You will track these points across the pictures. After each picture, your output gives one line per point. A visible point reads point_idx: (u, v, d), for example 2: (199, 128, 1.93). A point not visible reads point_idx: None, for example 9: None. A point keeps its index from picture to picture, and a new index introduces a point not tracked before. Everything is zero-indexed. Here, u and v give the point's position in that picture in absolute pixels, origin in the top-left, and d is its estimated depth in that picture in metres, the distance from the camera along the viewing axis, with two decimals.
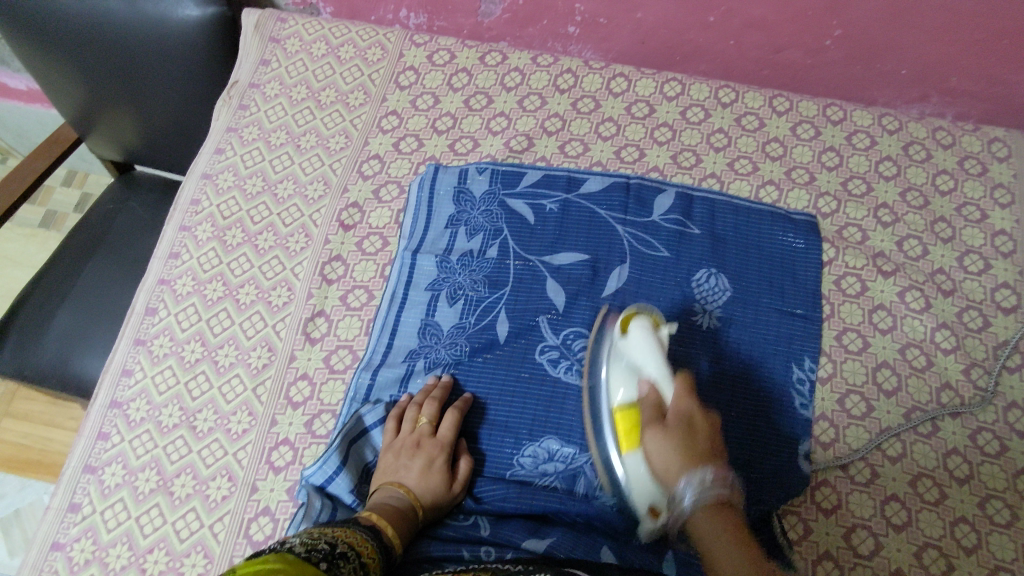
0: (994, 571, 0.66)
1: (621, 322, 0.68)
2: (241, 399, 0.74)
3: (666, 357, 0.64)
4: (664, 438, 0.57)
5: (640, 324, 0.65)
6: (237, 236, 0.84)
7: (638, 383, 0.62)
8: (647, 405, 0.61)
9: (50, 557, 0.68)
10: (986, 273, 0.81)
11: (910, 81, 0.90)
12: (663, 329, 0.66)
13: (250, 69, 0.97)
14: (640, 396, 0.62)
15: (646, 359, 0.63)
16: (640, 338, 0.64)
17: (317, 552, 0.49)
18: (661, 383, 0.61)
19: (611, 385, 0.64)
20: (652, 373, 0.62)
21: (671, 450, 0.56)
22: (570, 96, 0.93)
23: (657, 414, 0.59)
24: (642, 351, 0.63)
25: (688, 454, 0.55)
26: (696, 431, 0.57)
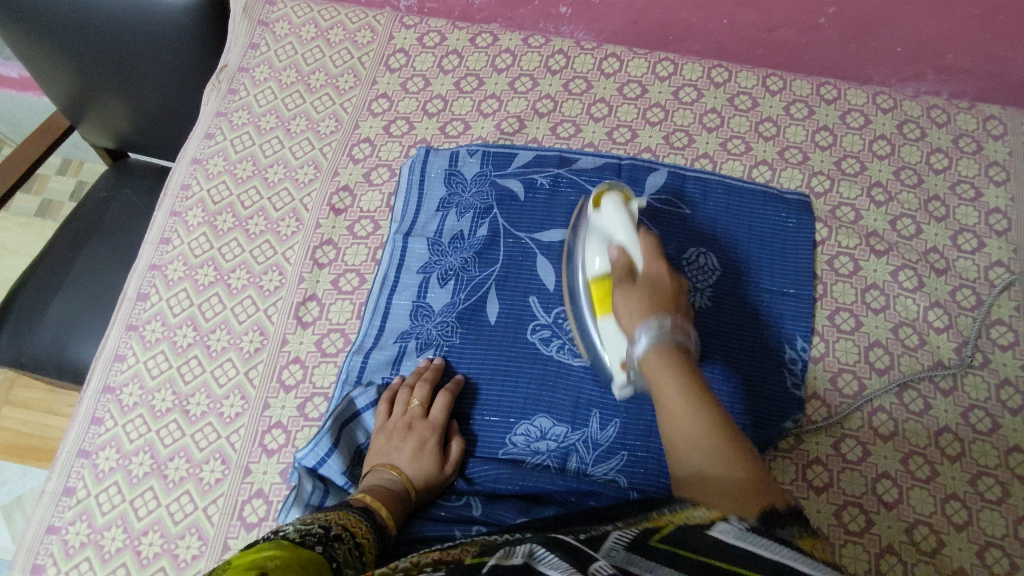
0: (985, 548, 0.66)
1: (593, 199, 0.70)
2: (234, 383, 0.74)
3: (636, 231, 0.66)
4: (632, 295, 0.61)
5: (612, 199, 0.68)
6: (228, 221, 0.84)
7: (610, 251, 0.66)
8: (618, 268, 0.65)
9: (46, 540, 0.68)
10: (979, 251, 0.81)
11: (905, 59, 0.89)
12: (635, 202, 0.68)
13: (239, 53, 0.96)
14: (612, 261, 0.65)
15: (616, 229, 0.66)
16: (612, 212, 0.67)
17: (311, 535, 0.50)
18: (629, 248, 0.65)
19: (589, 257, 0.68)
20: (622, 241, 0.66)
21: (638, 305, 0.60)
22: (561, 77, 0.93)
23: (628, 274, 0.64)
24: (614, 222, 0.67)
25: (653, 305, 0.59)
26: (661, 289, 0.61)
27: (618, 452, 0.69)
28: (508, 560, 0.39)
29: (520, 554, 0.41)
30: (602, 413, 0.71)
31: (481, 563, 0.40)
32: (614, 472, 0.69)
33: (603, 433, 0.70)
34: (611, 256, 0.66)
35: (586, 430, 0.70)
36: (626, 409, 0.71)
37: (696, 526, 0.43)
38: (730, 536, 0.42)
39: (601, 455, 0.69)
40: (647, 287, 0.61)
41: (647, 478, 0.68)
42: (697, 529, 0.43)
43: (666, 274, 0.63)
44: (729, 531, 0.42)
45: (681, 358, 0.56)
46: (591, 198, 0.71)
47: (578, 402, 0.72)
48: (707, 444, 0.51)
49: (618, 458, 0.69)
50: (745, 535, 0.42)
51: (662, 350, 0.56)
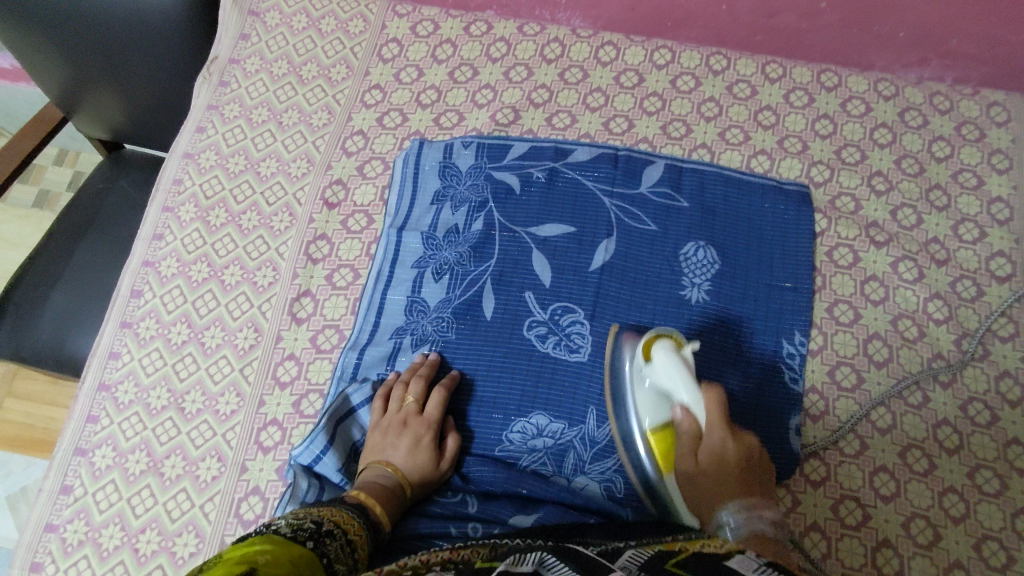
0: (982, 540, 0.66)
1: (643, 345, 0.68)
2: (229, 380, 0.74)
3: (698, 387, 0.64)
4: (694, 467, 0.62)
5: (664, 345, 0.65)
6: (221, 216, 0.84)
7: (671, 409, 0.65)
8: (685, 434, 0.64)
9: (44, 538, 0.69)
10: (981, 242, 0.80)
11: (908, 45, 0.88)
12: (687, 347, 0.66)
13: (230, 44, 0.95)
14: (676, 421, 0.65)
15: (676, 385, 0.64)
16: (666, 362, 0.65)
17: (303, 530, 0.50)
18: (694, 409, 0.64)
19: (641, 412, 0.66)
20: (685, 401, 0.64)
21: (709, 487, 0.60)
22: (557, 66, 0.91)
23: (694, 446, 0.63)
24: (670, 376, 0.64)
25: (722, 485, 0.60)
26: (728, 467, 0.60)
27: (615, 448, 0.69)
28: (516, 568, 0.41)
29: (529, 561, 0.42)
30: (599, 409, 0.71)
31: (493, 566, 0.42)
32: (610, 469, 0.68)
33: (600, 429, 0.70)
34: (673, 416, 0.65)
35: (582, 426, 0.70)
36: None
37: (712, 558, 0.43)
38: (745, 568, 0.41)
39: (598, 451, 0.69)
40: (710, 461, 0.61)
41: None
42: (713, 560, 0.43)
43: (730, 443, 0.61)
44: (742, 563, 0.42)
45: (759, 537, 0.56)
46: (641, 344, 0.68)
47: (574, 398, 0.71)
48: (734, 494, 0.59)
49: (614, 455, 0.69)
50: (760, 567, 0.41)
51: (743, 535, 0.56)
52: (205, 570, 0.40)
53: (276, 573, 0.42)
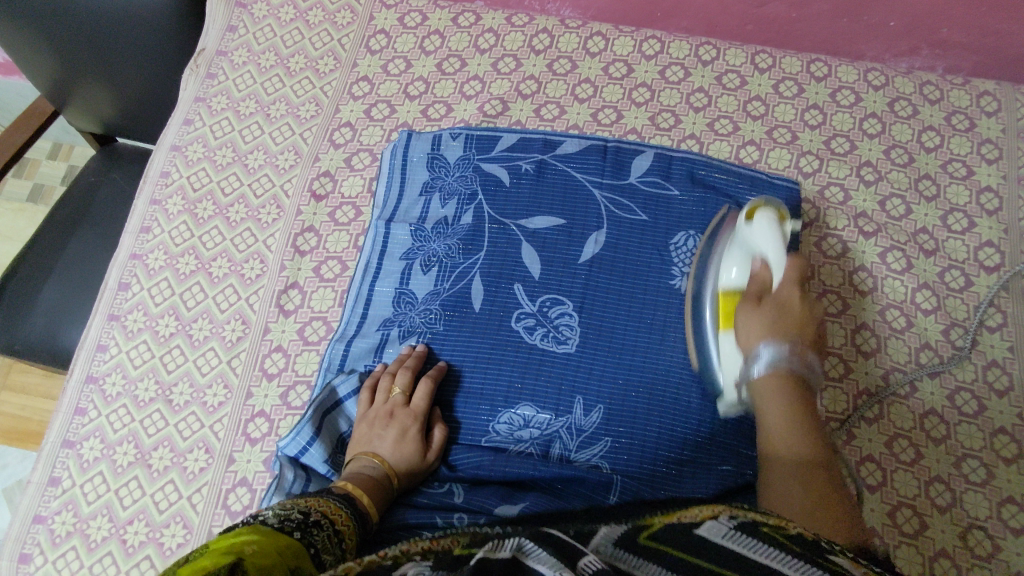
0: (967, 529, 0.66)
1: (744, 212, 0.68)
2: (217, 372, 0.74)
3: (786, 253, 0.64)
4: (757, 312, 0.62)
5: (764, 215, 0.66)
6: (209, 208, 0.83)
7: (751, 264, 0.66)
8: (754, 282, 0.64)
9: (33, 530, 0.69)
10: (970, 232, 0.79)
11: (898, 34, 0.87)
12: (787, 224, 0.66)
13: (217, 36, 0.94)
14: (750, 274, 0.65)
15: (766, 251, 0.64)
16: (764, 231, 0.65)
17: (290, 521, 0.50)
18: (773, 271, 0.64)
19: (724, 267, 0.68)
20: (767, 257, 0.64)
21: (760, 323, 0.61)
22: (546, 56, 0.91)
23: (761, 293, 0.63)
24: (764, 241, 0.65)
25: (775, 327, 0.60)
26: (790, 316, 0.61)
27: (601, 438, 0.69)
28: (495, 554, 0.39)
29: (508, 547, 0.40)
30: (586, 400, 0.71)
31: (470, 554, 0.40)
32: (597, 458, 0.69)
33: (587, 419, 0.70)
34: (750, 271, 0.65)
35: (569, 417, 0.70)
36: (610, 396, 0.71)
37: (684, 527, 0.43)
38: (716, 533, 0.42)
39: (585, 441, 0.69)
40: (774, 308, 0.61)
41: (630, 464, 0.68)
42: (687, 531, 0.43)
43: (797, 300, 0.62)
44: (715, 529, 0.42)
45: (802, 437, 0.56)
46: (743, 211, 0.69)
47: (561, 389, 0.71)
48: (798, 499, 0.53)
49: (601, 444, 0.69)
50: (733, 533, 0.42)
51: (771, 442, 0.57)
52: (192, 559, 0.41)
53: (264, 562, 0.42)
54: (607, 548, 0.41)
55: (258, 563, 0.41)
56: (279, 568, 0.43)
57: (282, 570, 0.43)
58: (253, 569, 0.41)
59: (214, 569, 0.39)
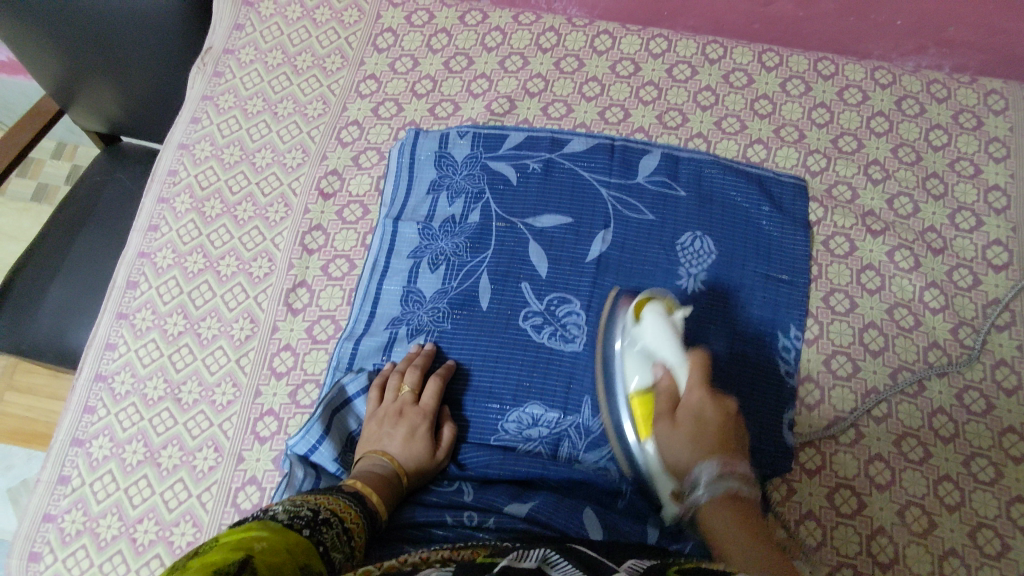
0: (977, 528, 0.66)
1: (633, 308, 0.69)
2: (225, 370, 0.75)
3: (682, 348, 0.64)
4: (673, 435, 0.61)
5: (653, 309, 0.66)
6: (216, 207, 0.83)
7: (652, 369, 0.65)
8: (662, 393, 0.64)
9: (43, 528, 0.69)
10: (977, 230, 0.79)
11: (905, 33, 0.87)
12: (677, 312, 0.67)
13: (224, 35, 0.95)
14: (656, 383, 0.64)
15: (660, 348, 0.64)
16: (654, 325, 0.65)
17: (300, 518, 0.50)
18: (676, 371, 0.63)
19: (627, 371, 0.66)
20: (667, 360, 0.64)
21: (682, 442, 0.60)
22: (553, 55, 0.91)
23: (672, 406, 0.63)
24: (658, 340, 0.64)
25: (698, 444, 0.59)
26: (705, 431, 0.60)
27: (610, 438, 0.69)
28: (520, 562, 0.42)
29: (534, 559, 0.43)
30: (594, 399, 0.71)
31: (495, 562, 0.42)
32: (606, 459, 0.69)
33: (596, 418, 0.70)
34: (654, 375, 0.64)
35: (578, 416, 0.70)
36: None
37: None
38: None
39: (593, 441, 0.69)
40: (690, 425, 0.60)
41: None
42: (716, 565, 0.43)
43: (707, 402, 0.61)
44: None
45: (733, 504, 0.56)
46: (633, 306, 0.69)
47: (570, 388, 0.71)
48: (743, 539, 0.53)
49: (610, 444, 0.69)
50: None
51: (719, 494, 0.56)
52: (202, 553, 0.41)
53: (273, 559, 0.42)
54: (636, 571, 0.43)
55: (267, 561, 0.41)
56: (287, 566, 0.43)
57: (291, 568, 0.43)
58: (263, 566, 0.41)
59: (224, 567, 0.39)
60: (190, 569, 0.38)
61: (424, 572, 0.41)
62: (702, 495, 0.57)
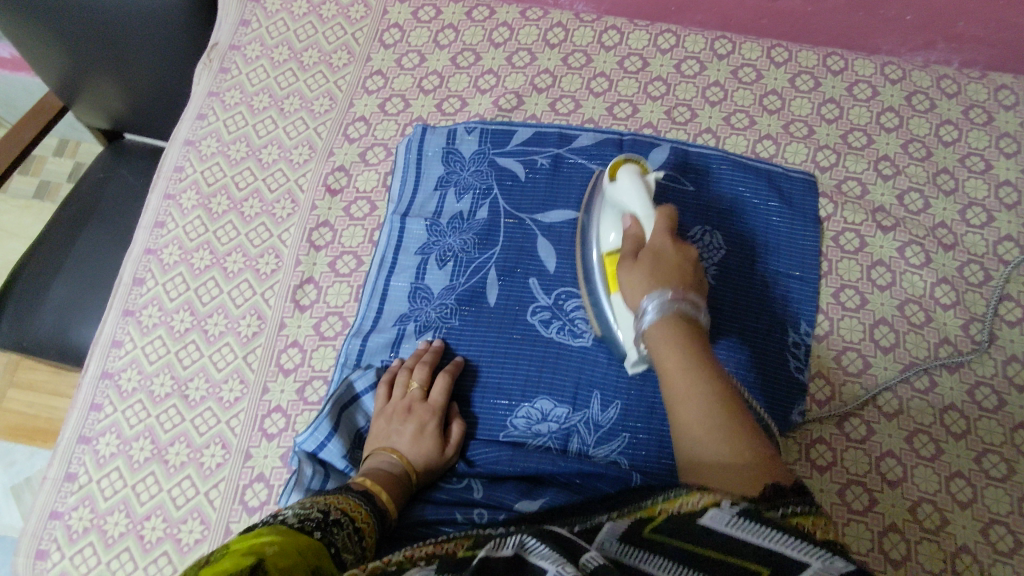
0: (989, 525, 0.66)
1: (609, 169, 0.69)
2: (232, 367, 0.74)
3: (653, 205, 0.65)
4: (636, 267, 0.60)
5: (626, 170, 0.67)
6: (223, 203, 0.83)
7: (623, 222, 0.66)
8: (629, 240, 0.64)
9: (49, 525, 0.69)
10: (988, 226, 0.79)
11: (915, 28, 0.86)
12: (652, 173, 0.67)
13: (230, 30, 0.94)
14: (623, 233, 0.65)
15: (632, 202, 0.65)
16: (629, 183, 0.66)
17: (310, 520, 0.50)
18: (643, 220, 0.64)
19: (603, 232, 0.68)
20: (636, 212, 0.65)
21: (640, 277, 0.59)
22: (560, 50, 0.91)
23: (637, 247, 0.63)
24: (630, 194, 0.65)
25: (655, 272, 0.58)
26: (664, 262, 0.60)
27: (620, 434, 0.68)
28: (498, 553, 0.39)
29: (511, 545, 0.40)
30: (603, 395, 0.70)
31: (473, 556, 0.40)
32: (615, 454, 0.68)
33: (605, 414, 0.69)
34: (624, 228, 0.65)
35: (587, 412, 0.70)
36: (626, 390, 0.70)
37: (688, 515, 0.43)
38: (720, 523, 0.42)
39: (603, 436, 0.69)
40: (650, 260, 0.60)
41: (648, 460, 0.67)
42: (687, 520, 0.43)
43: (670, 245, 0.61)
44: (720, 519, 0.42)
45: (684, 336, 0.54)
46: (608, 170, 0.69)
47: (579, 384, 0.71)
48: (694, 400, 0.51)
49: (619, 440, 0.68)
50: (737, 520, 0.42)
51: (670, 318, 0.55)
52: (213, 561, 0.40)
53: (285, 564, 0.42)
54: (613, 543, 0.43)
55: (279, 566, 0.41)
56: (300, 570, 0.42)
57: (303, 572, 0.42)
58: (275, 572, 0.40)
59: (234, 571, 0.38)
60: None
61: None
62: (652, 320, 0.56)
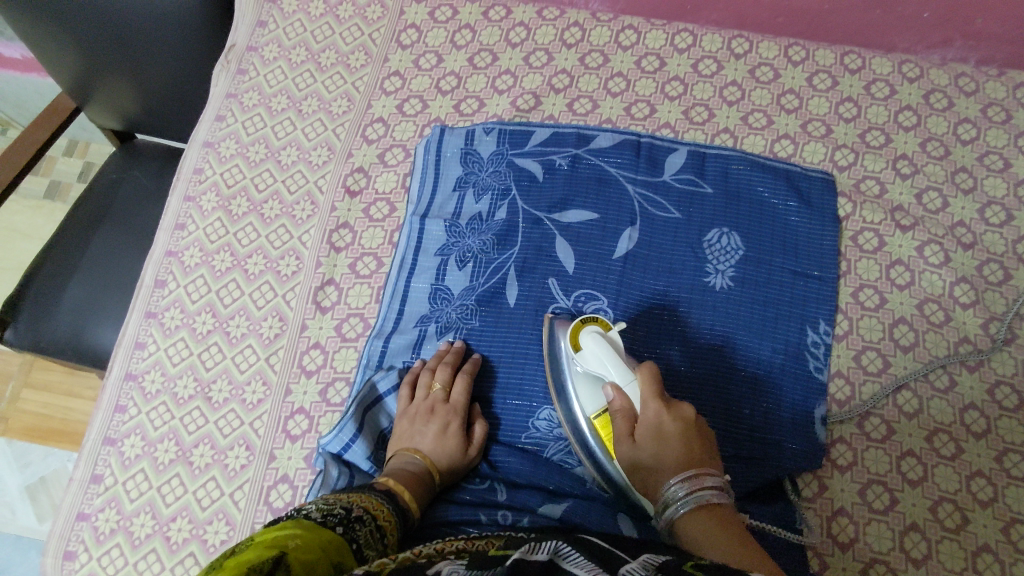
0: (1010, 524, 0.66)
1: (570, 334, 0.64)
2: (255, 369, 0.75)
3: (627, 366, 0.60)
4: (637, 453, 0.57)
5: (591, 333, 0.62)
6: (243, 205, 0.83)
7: (603, 390, 0.62)
8: (616, 413, 0.60)
9: (76, 527, 0.69)
10: (1008, 225, 0.79)
11: (932, 26, 0.86)
12: (614, 330, 0.64)
13: (247, 32, 0.95)
14: (607, 403, 0.61)
15: (606, 368, 0.61)
16: (595, 347, 0.61)
17: (334, 516, 0.50)
18: (626, 387, 0.60)
19: (580, 396, 0.64)
20: (615, 379, 0.60)
21: (652, 461, 0.56)
22: (577, 50, 0.91)
23: (631, 425, 0.59)
24: (601, 362, 0.61)
25: (660, 461, 0.56)
26: (665, 467, 0.56)
27: None
28: (532, 556, 0.38)
29: (545, 551, 0.40)
30: None
31: (505, 557, 0.39)
32: None
33: None
34: (606, 395, 0.61)
35: None
36: None
37: (734, 567, 0.41)
38: None
39: None
40: (652, 446, 0.57)
41: None
42: (734, 569, 0.40)
43: (665, 416, 0.57)
44: None
45: (714, 513, 0.52)
46: (568, 333, 0.65)
47: None
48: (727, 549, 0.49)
49: None
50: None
51: (693, 502, 0.52)
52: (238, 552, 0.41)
53: (307, 557, 0.42)
54: (644, 573, 0.40)
55: (301, 559, 0.41)
56: (322, 564, 0.43)
57: (325, 567, 0.43)
58: (297, 564, 0.41)
59: (258, 565, 0.38)
60: (226, 567, 0.38)
61: (435, 569, 0.39)
62: (684, 512, 0.52)
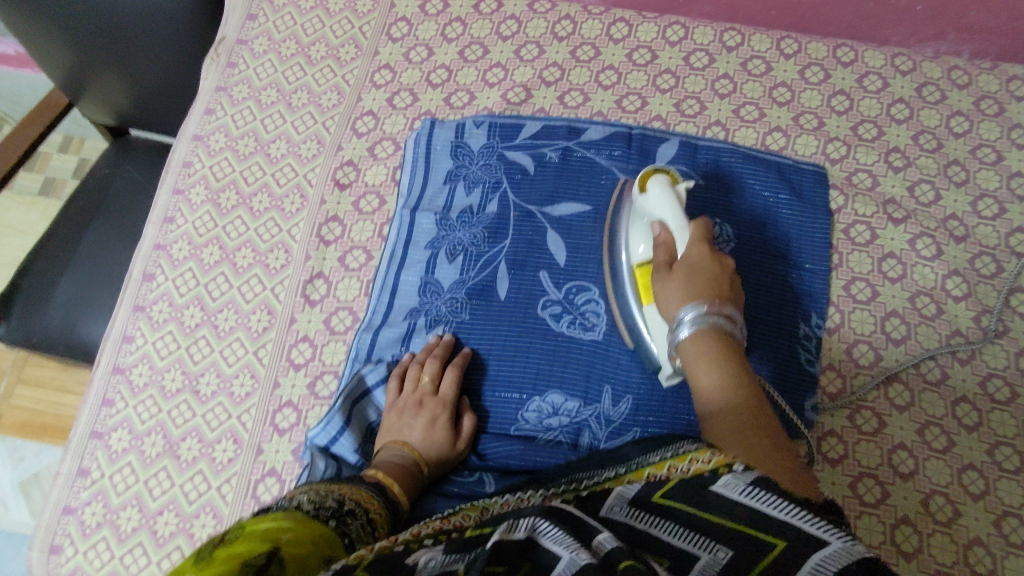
0: (1002, 517, 0.66)
1: (640, 180, 0.67)
2: (243, 362, 0.74)
3: (684, 216, 0.63)
4: (670, 280, 0.60)
5: (659, 180, 0.64)
6: (232, 199, 0.83)
7: (652, 233, 0.65)
8: (660, 249, 0.64)
9: (63, 521, 0.69)
10: (1000, 218, 0.78)
11: (925, 19, 0.85)
12: (681, 184, 0.65)
13: (236, 25, 0.93)
14: (653, 243, 0.65)
15: (665, 214, 0.63)
16: (657, 195, 0.64)
17: (324, 509, 0.50)
18: (677, 235, 0.63)
19: (633, 242, 0.67)
20: (669, 224, 0.63)
21: (675, 292, 0.59)
22: (569, 44, 0.90)
23: (670, 260, 0.62)
24: (661, 207, 0.64)
25: (689, 291, 0.58)
26: (699, 279, 0.59)
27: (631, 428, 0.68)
28: (510, 534, 0.39)
29: (523, 527, 0.40)
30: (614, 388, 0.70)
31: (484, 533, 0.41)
32: None
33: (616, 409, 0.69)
34: (653, 240, 0.65)
35: (598, 406, 0.69)
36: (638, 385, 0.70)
37: (700, 481, 0.46)
38: (733, 491, 0.45)
39: (615, 431, 0.68)
40: (685, 272, 0.59)
41: None
42: (698, 485, 0.46)
43: (707, 258, 0.60)
44: (732, 486, 0.45)
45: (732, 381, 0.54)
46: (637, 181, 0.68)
47: (591, 377, 0.71)
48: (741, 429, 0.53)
49: (630, 435, 0.68)
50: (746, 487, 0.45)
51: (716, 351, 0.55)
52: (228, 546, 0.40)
53: (300, 552, 0.42)
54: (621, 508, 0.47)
55: (294, 555, 0.41)
56: (314, 559, 0.42)
57: (318, 561, 0.43)
58: (289, 560, 0.40)
59: (250, 560, 0.38)
60: (217, 564, 0.37)
61: (419, 555, 0.39)
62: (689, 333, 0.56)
